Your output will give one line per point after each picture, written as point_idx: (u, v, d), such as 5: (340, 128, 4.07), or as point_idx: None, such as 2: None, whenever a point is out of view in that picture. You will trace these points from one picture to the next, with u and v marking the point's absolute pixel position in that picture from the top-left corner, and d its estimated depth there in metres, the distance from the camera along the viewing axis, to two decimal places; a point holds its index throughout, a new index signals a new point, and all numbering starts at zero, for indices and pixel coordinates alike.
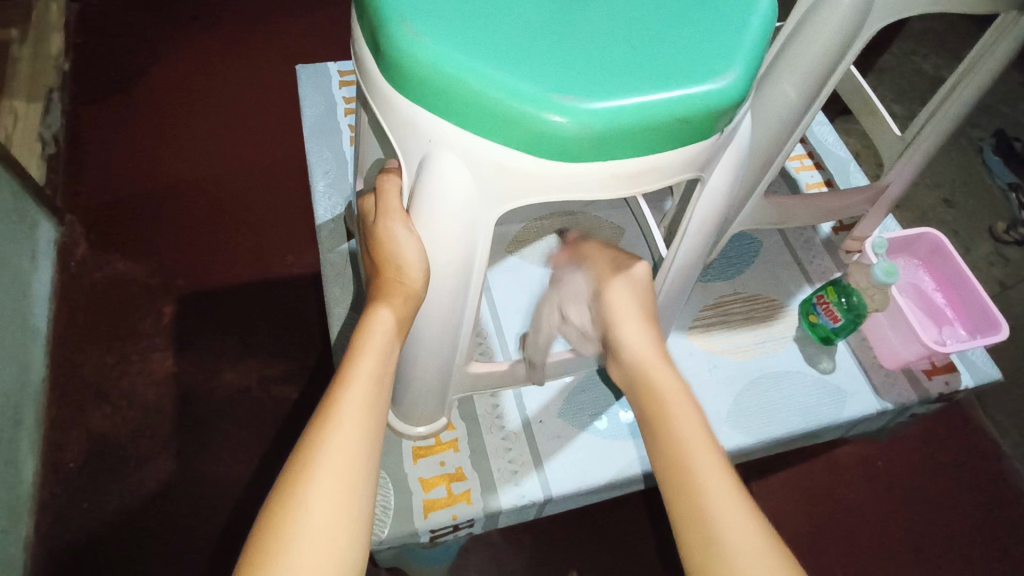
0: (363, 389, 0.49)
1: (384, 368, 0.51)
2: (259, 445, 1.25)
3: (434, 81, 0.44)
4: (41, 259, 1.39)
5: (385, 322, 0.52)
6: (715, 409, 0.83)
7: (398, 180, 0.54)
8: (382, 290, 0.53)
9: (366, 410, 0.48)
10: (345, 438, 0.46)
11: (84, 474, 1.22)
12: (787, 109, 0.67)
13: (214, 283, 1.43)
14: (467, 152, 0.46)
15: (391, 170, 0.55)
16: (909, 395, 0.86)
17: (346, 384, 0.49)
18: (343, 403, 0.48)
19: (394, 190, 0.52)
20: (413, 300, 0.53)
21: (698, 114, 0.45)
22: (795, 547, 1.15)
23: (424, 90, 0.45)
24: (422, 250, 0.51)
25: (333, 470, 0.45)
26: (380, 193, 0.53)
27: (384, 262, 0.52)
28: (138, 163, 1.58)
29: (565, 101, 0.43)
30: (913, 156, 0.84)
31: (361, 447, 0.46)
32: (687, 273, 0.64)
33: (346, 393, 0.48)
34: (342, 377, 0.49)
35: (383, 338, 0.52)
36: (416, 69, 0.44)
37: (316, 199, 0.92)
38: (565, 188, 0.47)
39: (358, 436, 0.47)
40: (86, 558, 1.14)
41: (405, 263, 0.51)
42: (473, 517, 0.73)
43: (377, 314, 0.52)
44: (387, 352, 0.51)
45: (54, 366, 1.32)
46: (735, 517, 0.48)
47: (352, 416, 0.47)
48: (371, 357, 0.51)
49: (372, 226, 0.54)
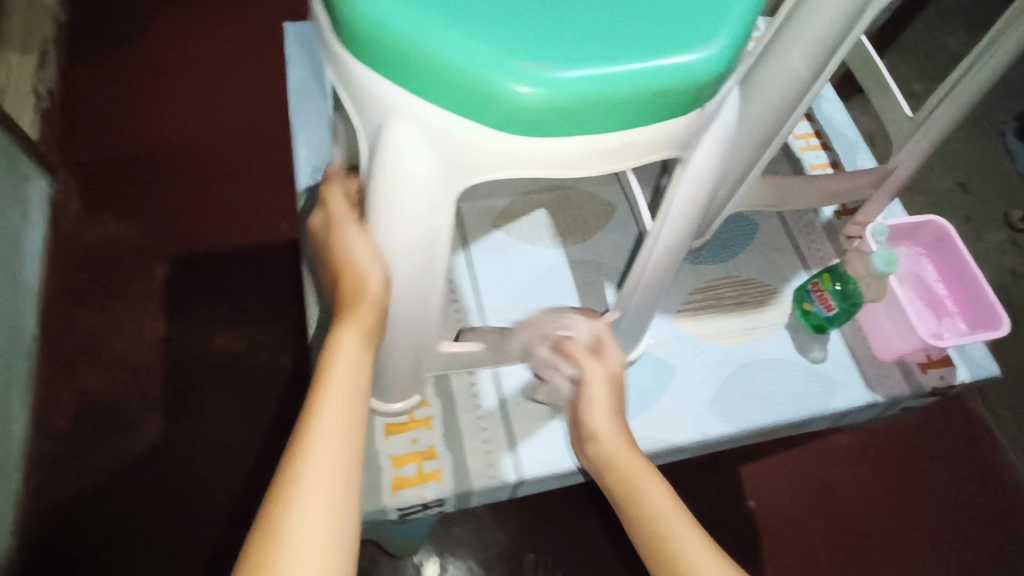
0: (340, 414, 0.45)
1: (362, 387, 0.48)
2: (246, 411, 1.24)
3: (384, 43, 0.40)
4: (33, 216, 1.36)
5: (352, 348, 0.48)
6: (699, 396, 0.81)
7: (343, 199, 0.54)
8: (344, 313, 0.50)
9: (346, 434, 0.44)
10: (327, 471, 0.42)
11: (74, 432, 1.20)
12: (795, 80, 0.64)
13: (205, 246, 1.41)
14: (424, 121, 0.42)
15: (335, 185, 0.56)
16: (901, 388, 0.84)
17: (319, 409, 0.45)
18: (321, 420, 0.44)
19: (342, 208, 0.53)
20: (377, 311, 0.50)
21: (673, 88, 0.41)
22: (783, 533, 1.14)
23: (374, 52, 0.41)
24: (379, 256, 0.50)
25: (318, 496, 0.41)
26: (329, 214, 0.53)
27: (344, 273, 0.50)
28: (133, 121, 1.55)
29: (528, 70, 0.39)
30: (924, 137, 0.80)
31: (344, 468, 0.43)
32: (669, 260, 0.61)
33: (322, 419, 0.44)
34: (313, 405, 0.45)
35: (353, 361, 0.48)
36: (366, 28, 0.40)
37: (297, 166, 0.89)
38: (530, 162, 0.44)
39: (340, 466, 0.43)
40: (74, 515, 1.13)
41: (363, 271, 0.50)
42: (443, 497, 0.71)
43: (342, 338, 0.49)
44: (361, 374, 0.48)
45: (46, 325, 1.30)
46: None
47: (330, 445, 0.43)
48: (345, 380, 0.47)
49: (327, 246, 0.53)
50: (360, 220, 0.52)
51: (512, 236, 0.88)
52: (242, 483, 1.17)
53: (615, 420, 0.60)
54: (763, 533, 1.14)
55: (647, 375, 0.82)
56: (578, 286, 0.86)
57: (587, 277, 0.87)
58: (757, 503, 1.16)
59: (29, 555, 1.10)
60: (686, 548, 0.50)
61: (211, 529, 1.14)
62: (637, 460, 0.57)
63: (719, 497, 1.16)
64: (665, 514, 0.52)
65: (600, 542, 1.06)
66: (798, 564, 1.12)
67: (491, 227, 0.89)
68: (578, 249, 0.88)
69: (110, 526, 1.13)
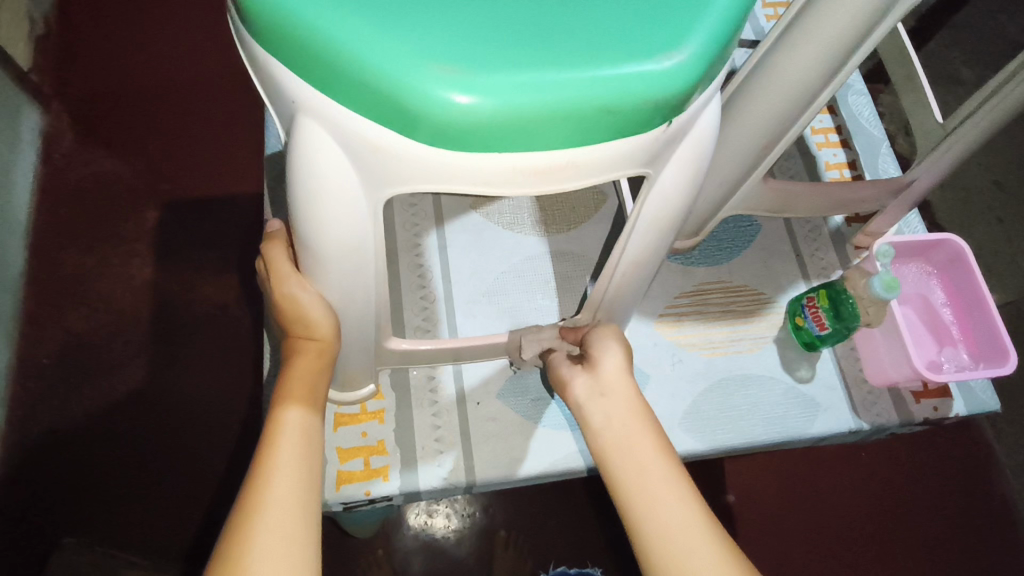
0: (286, 484, 0.45)
1: (312, 438, 0.50)
2: (238, 370, 1.13)
3: (287, 31, 0.34)
4: (22, 146, 1.23)
5: (296, 422, 0.50)
6: (670, 409, 0.77)
7: (284, 247, 0.53)
8: (286, 392, 0.51)
9: (294, 503, 0.45)
10: (273, 544, 0.42)
11: (51, 380, 1.10)
12: (802, 80, 0.57)
13: (202, 188, 1.27)
14: (338, 124, 0.36)
15: (277, 235, 0.55)
16: (890, 416, 0.78)
17: (266, 479, 0.45)
18: (276, 471, 0.46)
19: (283, 258, 0.52)
20: (327, 353, 0.53)
21: (628, 104, 0.35)
22: (783, 545, 1.06)
23: (280, 41, 0.35)
24: (329, 309, 0.50)
25: (272, 544, 0.42)
26: (269, 263, 0.53)
27: (294, 323, 0.52)
28: (131, 42, 1.38)
29: (453, 75, 0.33)
30: (950, 149, 0.72)
31: (298, 514, 0.44)
32: (636, 274, 0.55)
33: (268, 492, 0.45)
34: (259, 475, 0.46)
35: (298, 433, 0.49)
36: (267, 14, 0.34)
37: (268, 126, 0.81)
38: (462, 176, 0.38)
39: (285, 537, 0.43)
40: (40, 468, 1.04)
41: (313, 322, 0.51)
42: (390, 494, 0.69)
43: (288, 410, 0.50)
44: (312, 433, 0.50)
45: (33, 260, 1.19)
46: (694, 544, 0.47)
47: (277, 518, 0.43)
48: (294, 444, 0.48)
49: (271, 294, 0.53)
50: (298, 270, 0.51)
51: (490, 220, 0.82)
52: (230, 447, 1.07)
53: (620, 405, 0.55)
54: (749, 537, 1.06)
55: None
56: (556, 280, 0.79)
57: (567, 271, 0.80)
58: (736, 498, 1.09)
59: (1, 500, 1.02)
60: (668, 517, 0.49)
61: (194, 492, 1.04)
62: (640, 442, 0.53)
63: (720, 503, 1.08)
64: (655, 472, 0.51)
65: (568, 531, 1.04)
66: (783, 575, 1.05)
67: (468, 208, 0.83)
68: (560, 240, 0.82)
69: (89, 476, 1.04)
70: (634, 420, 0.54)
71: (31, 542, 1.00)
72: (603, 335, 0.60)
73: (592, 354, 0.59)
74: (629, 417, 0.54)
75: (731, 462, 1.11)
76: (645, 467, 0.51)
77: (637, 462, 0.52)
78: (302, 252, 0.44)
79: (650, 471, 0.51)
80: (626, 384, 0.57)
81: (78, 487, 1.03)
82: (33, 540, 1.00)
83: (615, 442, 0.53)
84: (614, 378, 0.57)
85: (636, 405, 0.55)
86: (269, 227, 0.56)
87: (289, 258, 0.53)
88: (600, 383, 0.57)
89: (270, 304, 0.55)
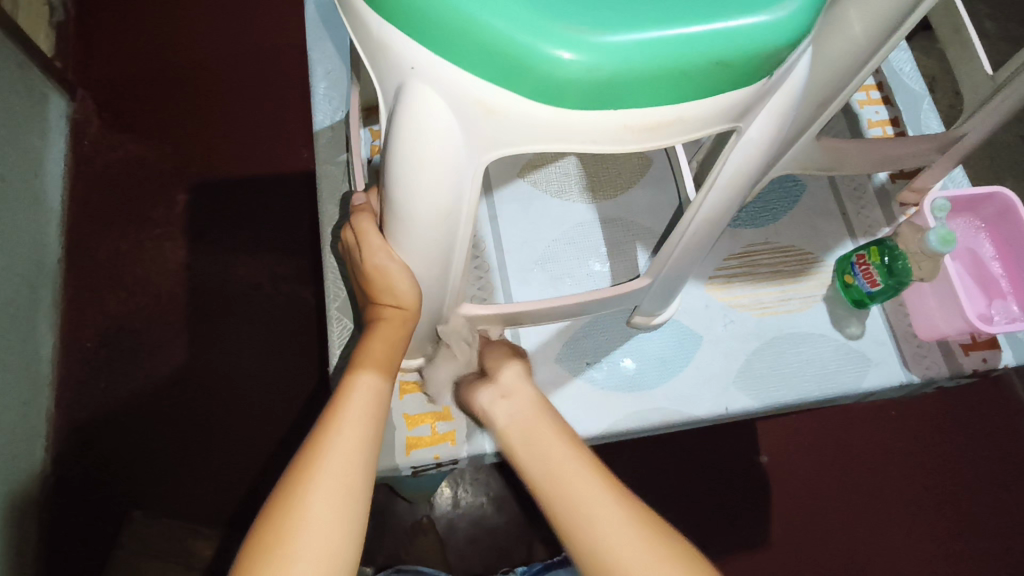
0: (352, 433, 0.48)
1: (381, 399, 0.52)
2: (279, 348, 1.14)
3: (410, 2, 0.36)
4: (52, 134, 1.23)
5: (369, 385, 0.51)
6: (723, 367, 0.78)
7: (371, 218, 0.55)
8: (361, 360, 0.53)
9: (357, 452, 0.47)
10: (331, 486, 0.45)
11: (97, 363, 1.13)
12: (872, 35, 0.55)
13: (232, 169, 1.27)
14: (450, 85, 0.37)
15: (363, 208, 0.56)
16: (939, 368, 0.79)
17: (335, 427, 0.48)
18: (343, 419, 0.48)
19: (371, 230, 0.53)
20: (410, 321, 0.56)
21: (741, 57, 0.36)
22: (820, 502, 1.08)
23: (399, 9, 0.36)
24: (414, 279, 0.52)
25: (330, 484, 0.45)
26: (358, 231, 0.54)
27: (381, 291, 0.54)
28: (153, 26, 1.38)
29: (573, 33, 0.34)
30: (1005, 101, 0.71)
31: (357, 462, 0.47)
32: (706, 233, 0.56)
33: (334, 440, 0.47)
34: (327, 421, 0.48)
35: (370, 392, 0.51)
36: None
37: (315, 102, 0.82)
38: (569, 135, 0.39)
39: (343, 481, 0.45)
40: (95, 448, 1.07)
41: (399, 290, 0.53)
42: (456, 457, 0.71)
43: (362, 373, 0.52)
44: (381, 397, 0.51)
45: (70, 247, 1.20)
46: (601, 508, 0.49)
47: (341, 460, 0.46)
48: (364, 402, 0.50)
49: (359, 262, 0.55)
50: (381, 241, 0.52)
51: (537, 188, 0.83)
52: (275, 421, 1.09)
53: (523, 400, 0.59)
54: (784, 495, 1.09)
55: (668, 341, 0.79)
56: (607, 246, 0.80)
57: (615, 237, 0.81)
58: (768, 458, 1.11)
59: (60, 479, 1.05)
60: (574, 485, 0.50)
61: (247, 466, 1.07)
62: (541, 426, 0.56)
63: (757, 463, 1.10)
64: (562, 456, 0.52)
65: None
66: (819, 531, 1.07)
67: (515, 177, 0.84)
68: (608, 206, 0.82)
69: (146, 453, 1.08)
70: (535, 415, 0.57)
71: (94, 517, 1.04)
72: (501, 355, 0.64)
73: (489, 370, 0.63)
74: (526, 409, 0.58)
75: (765, 425, 1.13)
76: (548, 452, 0.53)
77: (535, 448, 0.54)
78: (396, 219, 0.46)
79: (551, 458, 0.53)
80: (526, 388, 0.60)
81: (139, 464, 1.07)
82: (97, 516, 1.04)
83: (524, 438, 0.55)
84: (513, 384, 0.61)
85: (539, 403, 0.59)
86: (356, 202, 0.58)
87: (379, 229, 0.54)
88: (500, 389, 0.60)
89: (357, 273, 0.57)
